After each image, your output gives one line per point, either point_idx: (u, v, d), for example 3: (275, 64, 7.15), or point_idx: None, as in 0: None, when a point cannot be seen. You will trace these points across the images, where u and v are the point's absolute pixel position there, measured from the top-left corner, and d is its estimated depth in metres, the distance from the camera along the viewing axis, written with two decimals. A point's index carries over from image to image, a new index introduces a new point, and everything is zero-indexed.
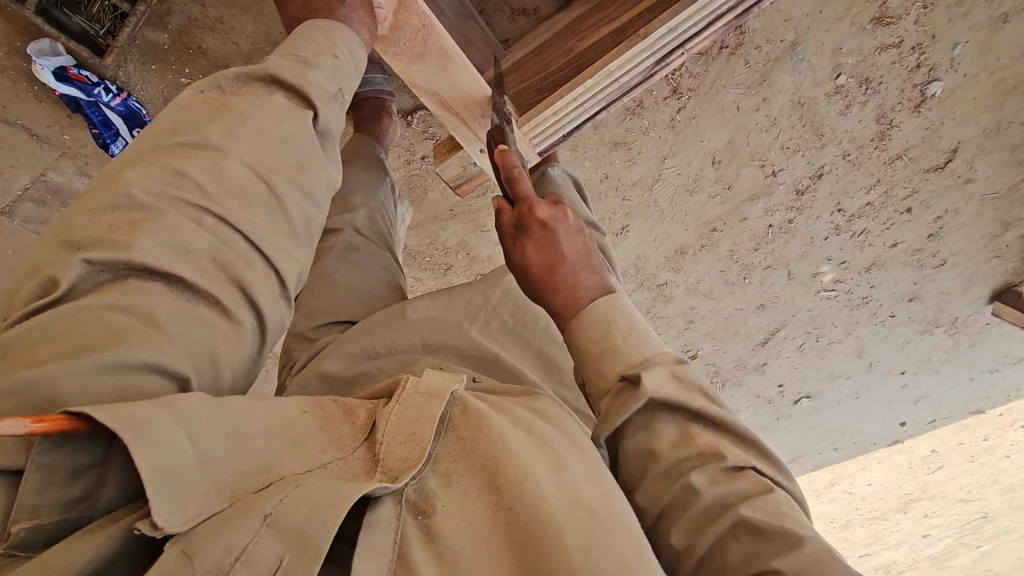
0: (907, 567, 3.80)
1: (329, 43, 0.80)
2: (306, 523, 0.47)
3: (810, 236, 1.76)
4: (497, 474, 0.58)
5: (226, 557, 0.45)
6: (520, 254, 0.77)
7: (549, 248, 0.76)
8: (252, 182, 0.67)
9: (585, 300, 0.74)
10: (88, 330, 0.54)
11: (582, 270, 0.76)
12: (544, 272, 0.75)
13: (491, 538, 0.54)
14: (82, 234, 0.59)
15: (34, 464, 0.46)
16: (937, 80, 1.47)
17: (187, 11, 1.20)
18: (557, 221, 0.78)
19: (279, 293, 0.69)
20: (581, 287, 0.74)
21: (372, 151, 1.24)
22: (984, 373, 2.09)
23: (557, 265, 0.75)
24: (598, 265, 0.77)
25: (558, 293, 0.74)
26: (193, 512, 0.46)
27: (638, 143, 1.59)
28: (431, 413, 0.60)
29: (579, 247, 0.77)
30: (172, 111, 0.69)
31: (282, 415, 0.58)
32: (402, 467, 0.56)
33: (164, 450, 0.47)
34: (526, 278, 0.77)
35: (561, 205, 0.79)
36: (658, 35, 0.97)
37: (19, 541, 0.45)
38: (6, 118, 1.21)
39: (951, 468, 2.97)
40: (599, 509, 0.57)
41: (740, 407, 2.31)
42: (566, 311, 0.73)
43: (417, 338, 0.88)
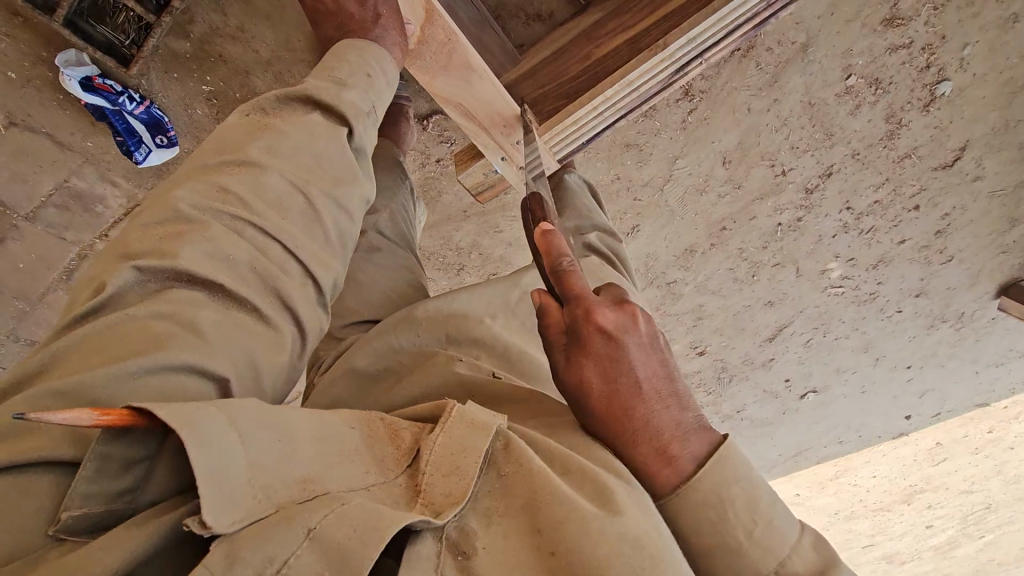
0: (909, 557, 3.84)
1: (362, 62, 0.83)
2: (344, 557, 0.46)
3: (819, 234, 1.78)
4: (540, 504, 0.55)
5: (266, 567, 0.44)
6: (578, 378, 0.65)
7: (615, 374, 0.64)
8: (290, 194, 0.70)
9: (671, 452, 0.63)
10: (139, 336, 0.55)
11: (660, 404, 0.64)
12: (613, 408, 0.63)
13: (531, 573, 0.51)
14: (133, 246, 0.61)
15: (91, 454, 0.47)
16: (946, 80, 1.48)
17: (209, 20, 1.21)
18: (625, 330, 0.65)
19: (316, 301, 0.71)
20: (666, 433, 0.63)
21: (391, 155, 1.26)
22: (990, 366, 2.11)
23: (633, 397, 0.64)
24: (678, 392, 0.66)
25: (638, 438, 0.63)
26: (241, 515, 0.46)
27: (649, 145, 1.60)
28: (476, 445, 0.58)
29: (652, 370, 0.66)
30: (219, 132, 0.73)
31: (329, 434, 0.57)
32: (444, 502, 0.54)
33: (218, 450, 0.47)
34: (588, 408, 0.65)
35: (625, 307, 0.67)
36: (677, 45, 1.00)
37: (66, 526, 0.47)
38: (33, 126, 1.23)
39: (956, 461, 3.00)
40: (648, 548, 0.53)
41: (747, 402, 2.34)
42: (655, 469, 0.62)
43: (441, 334, 0.88)
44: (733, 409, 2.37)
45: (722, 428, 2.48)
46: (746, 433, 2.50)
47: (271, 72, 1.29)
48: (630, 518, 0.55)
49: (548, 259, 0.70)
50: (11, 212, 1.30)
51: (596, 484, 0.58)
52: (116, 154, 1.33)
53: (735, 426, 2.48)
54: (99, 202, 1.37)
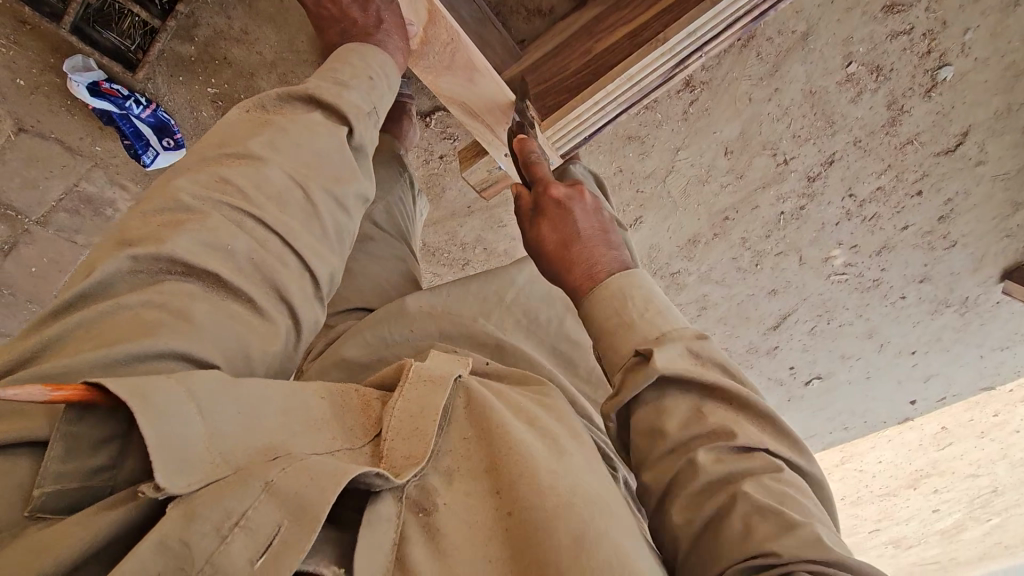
0: (916, 541, 3.88)
1: (366, 65, 0.84)
2: (302, 502, 0.48)
3: (822, 222, 1.78)
4: (499, 471, 0.58)
5: (226, 521, 0.46)
6: (535, 232, 0.83)
7: (562, 226, 0.81)
8: (291, 188, 0.70)
9: (596, 273, 0.77)
10: (122, 325, 0.55)
11: (596, 244, 0.79)
12: (557, 248, 0.80)
13: (490, 532, 0.54)
14: (132, 234, 0.61)
15: (58, 433, 0.48)
16: (948, 65, 1.48)
17: (213, 23, 1.24)
18: (571, 197, 0.83)
19: (313, 295, 0.70)
20: (595, 262, 0.78)
21: (393, 152, 1.27)
22: (995, 350, 2.11)
23: (574, 240, 0.80)
24: (615, 243, 0.81)
25: (573, 265, 0.78)
26: (198, 477, 0.47)
27: (651, 137, 1.61)
28: (434, 404, 0.61)
29: (595, 225, 0.81)
30: (220, 126, 0.73)
31: (298, 401, 0.59)
32: (404, 462, 0.56)
33: (173, 417, 0.48)
34: (541, 255, 0.82)
35: (577, 186, 0.85)
36: (677, 40, 1.01)
37: (41, 505, 0.47)
38: (42, 133, 1.26)
39: (962, 444, 3.01)
40: (601, 503, 0.57)
41: (751, 390, 2.35)
42: (583, 285, 0.77)
43: (435, 328, 0.89)
44: None
45: None
46: None
47: (275, 74, 1.31)
48: (584, 481, 0.59)
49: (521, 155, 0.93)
50: (23, 217, 1.33)
51: (556, 444, 0.63)
52: (124, 158, 1.35)
53: None
54: (108, 205, 1.39)
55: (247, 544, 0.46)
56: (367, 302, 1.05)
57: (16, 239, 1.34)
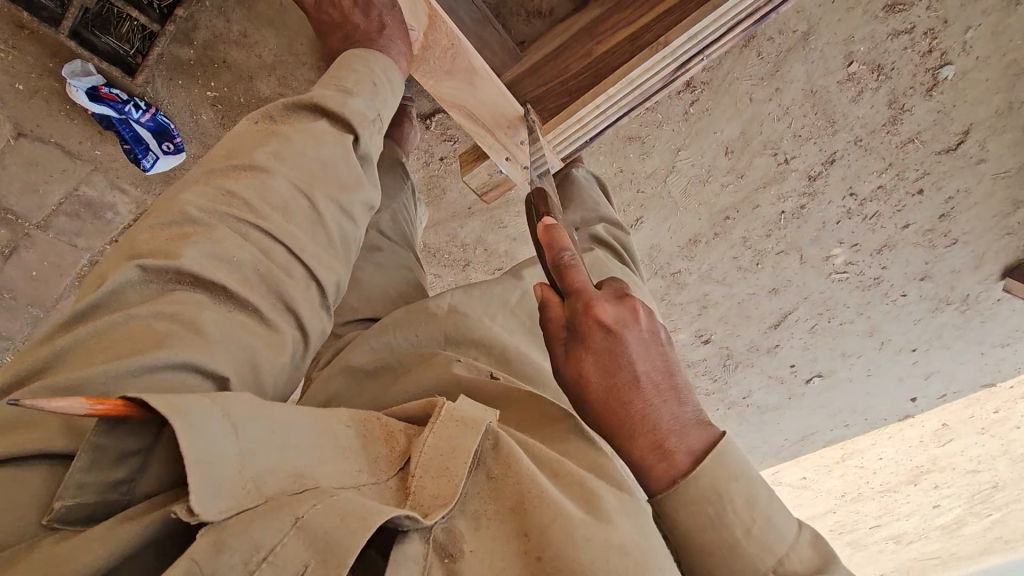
0: (916, 536, 3.88)
1: (369, 72, 0.84)
2: (331, 546, 0.48)
3: (823, 221, 1.78)
4: (527, 510, 0.58)
5: (254, 555, 0.46)
6: (577, 371, 0.62)
7: (615, 370, 0.61)
8: (295, 197, 0.70)
9: (667, 446, 0.59)
10: (133, 337, 0.55)
11: (662, 399, 0.61)
12: (610, 403, 0.60)
13: (517, 571, 0.55)
14: (141, 246, 0.61)
15: (84, 446, 0.47)
16: (949, 64, 1.48)
17: (212, 27, 1.24)
18: (626, 324, 0.62)
19: (319, 304, 0.70)
20: (667, 431, 0.60)
21: (394, 155, 1.27)
22: (995, 347, 2.12)
23: (632, 392, 0.60)
24: (682, 387, 0.63)
25: (635, 434, 0.59)
26: (229, 504, 0.47)
27: (651, 137, 1.61)
28: (465, 448, 0.60)
29: (657, 363, 0.62)
30: (225, 138, 0.73)
31: (326, 428, 0.59)
32: (432, 503, 0.56)
33: (210, 441, 0.47)
34: (587, 405, 0.62)
35: (629, 304, 0.64)
36: (678, 42, 1.00)
37: (61, 516, 0.48)
38: (41, 137, 1.25)
39: (962, 441, 3.01)
40: (633, 551, 0.57)
41: (752, 388, 2.35)
42: (649, 463, 0.59)
43: (437, 333, 0.88)
44: (738, 396, 2.39)
45: (727, 415, 2.50)
46: (751, 420, 2.52)
47: (275, 76, 1.31)
48: (617, 525, 0.58)
49: (548, 251, 0.67)
50: (24, 221, 1.32)
51: (584, 488, 0.61)
52: (124, 162, 1.34)
53: (740, 413, 2.50)
54: (109, 209, 1.38)
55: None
56: (369, 307, 1.05)
57: (17, 244, 1.34)
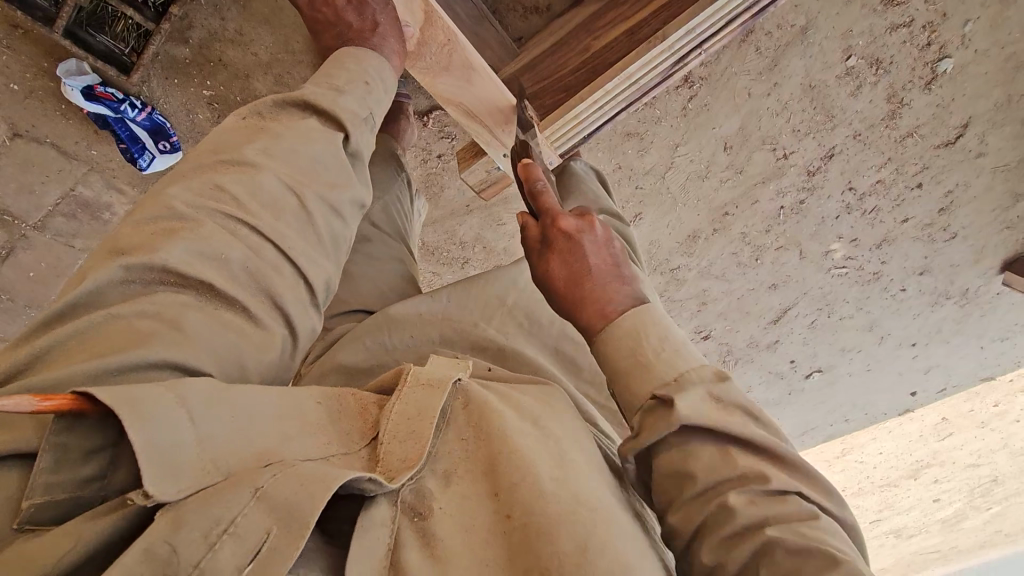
0: (917, 531, 3.89)
1: (361, 69, 0.84)
2: (292, 510, 0.48)
3: (822, 216, 1.77)
4: (495, 475, 0.58)
5: (214, 528, 0.45)
6: (544, 270, 0.76)
7: (572, 260, 0.75)
8: (285, 195, 0.69)
9: (609, 310, 0.71)
10: (115, 336, 0.55)
11: (609, 281, 0.73)
12: (568, 285, 0.74)
13: (488, 537, 0.55)
14: (125, 243, 0.61)
15: (46, 444, 0.47)
16: (948, 57, 1.47)
17: (208, 25, 1.23)
18: (582, 230, 0.77)
19: (308, 302, 0.70)
20: (609, 300, 0.72)
21: (390, 152, 1.26)
22: (994, 340, 2.11)
23: (584, 277, 0.73)
24: (628, 276, 0.75)
25: (584, 308, 0.72)
26: (187, 484, 0.47)
27: (649, 133, 1.60)
28: (432, 407, 0.60)
29: (607, 259, 0.75)
30: (213, 134, 0.72)
31: (292, 402, 0.58)
32: (400, 467, 0.56)
33: (167, 426, 0.48)
34: (550, 293, 0.75)
35: (587, 216, 0.78)
36: (676, 37, 1.00)
37: (31, 517, 0.47)
38: (37, 137, 1.25)
39: (963, 435, 3.01)
40: (600, 511, 0.58)
41: (752, 384, 2.35)
42: (596, 329, 0.71)
43: (434, 333, 0.88)
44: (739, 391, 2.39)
45: None
46: None
47: (271, 75, 1.30)
48: (583, 488, 0.60)
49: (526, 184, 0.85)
50: (21, 221, 1.32)
51: (555, 450, 0.62)
52: (121, 161, 1.34)
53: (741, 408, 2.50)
54: (106, 209, 1.38)
55: (236, 550, 0.46)
56: (367, 305, 1.04)
57: (14, 245, 1.34)
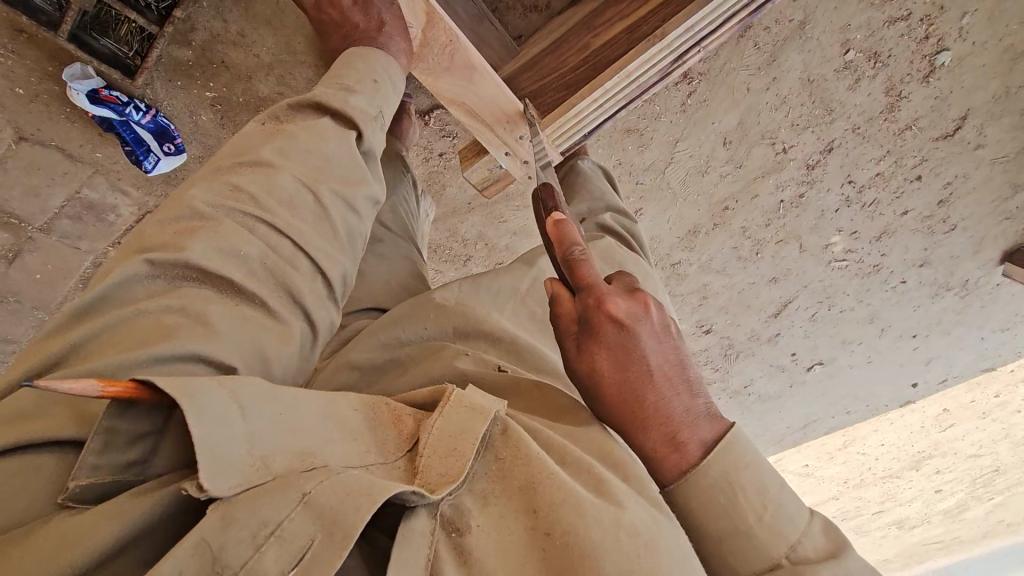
0: (918, 521, 3.92)
1: (369, 70, 0.85)
2: (337, 518, 0.47)
3: (822, 209, 1.78)
4: (537, 488, 0.57)
5: (260, 530, 0.46)
6: (590, 366, 0.63)
7: (627, 363, 0.62)
8: (299, 193, 0.70)
9: (680, 438, 0.61)
10: (144, 329, 0.56)
11: (674, 391, 0.63)
12: (623, 395, 0.62)
13: (526, 553, 0.53)
14: (148, 241, 0.62)
15: (97, 428, 0.47)
16: (946, 50, 1.48)
17: (211, 27, 1.24)
18: (637, 319, 0.63)
19: (325, 295, 0.71)
20: (678, 421, 0.61)
21: (394, 152, 1.27)
22: (994, 331, 2.13)
23: (645, 388, 0.62)
24: (692, 380, 0.64)
25: (646, 422, 0.61)
26: (237, 481, 0.48)
27: (649, 129, 1.61)
28: (474, 429, 0.60)
29: (666, 357, 0.64)
30: (236, 139, 0.74)
31: (333, 412, 0.59)
32: (440, 480, 0.56)
33: (217, 422, 0.48)
34: (599, 396, 0.64)
35: (638, 296, 0.65)
36: (675, 35, 1.01)
37: (75, 496, 0.48)
38: (42, 140, 1.26)
39: (963, 426, 3.03)
40: (647, 535, 0.55)
41: (754, 377, 2.36)
42: (662, 454, 0.61)
43: (448, 326, 0.87)
44: (740, 385, 2.41)
45: (729, 405, 2.52)
46: (754, 409, 2.54)
47: (273, 76, 1.32)
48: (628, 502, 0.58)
49: (557, 245, 0.67)
50: (27, 224, 1.33)
51: (592, 474, 0.60)
52: (125, 163, 1.35)
53: (743, 402, 2.51)
54: (111, 211, 1.39)
55: (281, 554, 0.46)
56: (374, 302, 1.05)
57: (20, 248, 1.35)
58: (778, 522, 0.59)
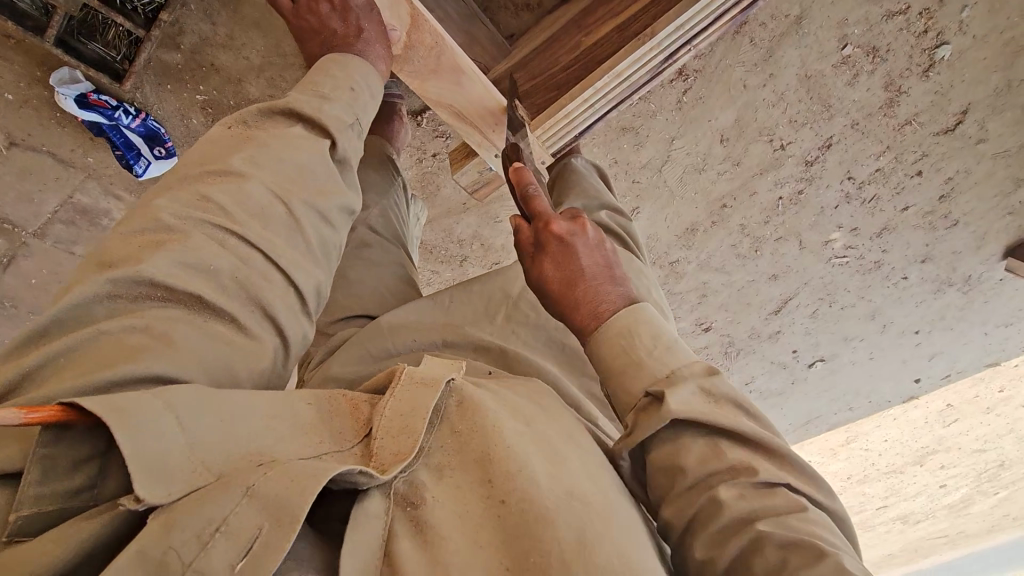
0: (923, 515, 3.91)
1: (348, 76, 0.84)
2: (283, 504, 0.48)
3: (821, 206, 1.77)
4: (490, 463, 0.57)
5: (206, 527, 0.46)
6: (538, 273, 0.76)
7: (567, 263, 0.75)
8: (271, 204, 0.69)
9: (603, 315, 0.72)
10: (105, 351, 0.55)
11: (602, 284, 0.74)
12: (562, 288, 0.74)
13: (480, 520, 0.54)
14: (113, 256, 0.61)
15: (35, 455, 0.47)
16: (945, 44, 1.46)
17: (198, 30, 1.23)
18: (574, 236, 0.76)
19: (299, 309, 0.70)
20: (602, 302, 0.72)
21: (383, 154, 1.26)
22: (999, 326, 2.10)
23: (576, 279, 0.74)
24: (618, 276, 0.76)
25: (578, 306, 0.73)
26: (178, 487, 0.47)
27: (645, 127, 1.59)
28: (425, 404, 0.60)
29: (598, 261, 0.76)
30: (203, 142, 0.73)
31: (284, 406, 0.58)
32: (392, 460, 0.56)
33: (151, 433, 0.47)
34: (543, 294, 0.75)
35: (579, 220, 0.78)
36: (666, 34, 1.00)
37: (19, 529, 0.47)
38: (33, 145, 1.26)
39: (969, 421, 3.00)
40: (594, 503, 0.58)
41: (755, 374, 2.35)
42: (586, 324, 0.72)
43: (436, 338, 0.87)
44: (740, 382, 2.39)
45: None
46: (755, 406, 2.53)
47: (263, 78, 1.31)
48: (584, 484, 0.59)
49: (518, 187, 0.82)
50: (21, 229, 1.34)
51: (550, 449, 0.61)
52: (117, 168, 1.34)
53: (744, 400, 2.50)
54: (105, 215, 1.39)
55: (229, 547, 0.46)
56: (363, 307, 1.05)
57: (15, 253, 1.36)
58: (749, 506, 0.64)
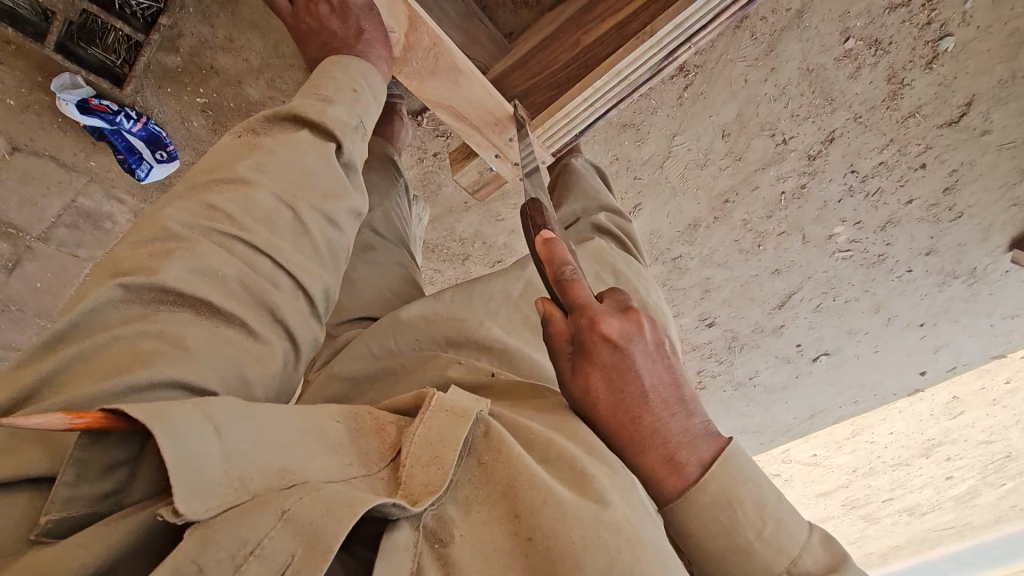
0: (929, 507, 3.90)
1: (349, 78, 0.84)
2: (318, 533, 0.47)
3: (824, 200, 1.76)
4: (516, 496, 0.56)
5: (240, 549, 0.45)
6: (584, 387, 0.62)
7: (624, 384, 0.61)
8: (277, 209, 0.70)
9: (678, 458, 0.61)
10: (120, 358, 0.55)
11: (669, 412, 0.62)
12: (620, 418, 0.61)
13: (509, 556, 0.53)
14: (123, 263, 0.61)
15: (70, 459, 0.47)
16: (949, 36, 1.44)
17: (197, 33, 1.23)
18: (630, 339, 0.61)
19: (308, 312, 0.71)
20: (676, 444, 0.61)
21: (384, 155, 1.26)
22: (1005, 318, 2.10)
23: (638, 405, 0.61)
24: (686, 397, 0.63)
25: (642, 444, 0.60)
26: (215, 503, 0.47)
27: (646, 123, 1.59)
28: (456, 434, 0.59)
29: (661, 375, 0.62)
30: (212, 151, 0.73)
31: (312, 425, 0.58)
32: (421, 491, 0.55)
33: (192, 443, 0.47)
34: (593, 417, 0.62)
35: (632, 316, 0.63)
36: (666, 32, 0.99)
37: (47, 530, 0.47)
38: (36, 151, 1.26)
39: (974, 413, 3.00)
40: (625, 530, 0.54)
41: (759, 368, 2.35)
42: (662, 476, 0.60)
43: (440, 335, 0.87)
44: (744, 376, 2.39)
45: (734, 396, 2.51)
46: (760, 401, 2.52)
47: (263, 79, 1.31)
48: (613, 505, 0.56)
49: (548, 263, 0.65)
50: (26, 234, 1.35)
51: (574, 471, 0.60)
52: (119, 171, 1.35)
53: (748, 395, 2.50)
54: (108, 218, 1.40)
55: (261, 571, 0.45)
56: (366, 309, 1.05)
57: (20, 256, 1.37)
58: (777, 537, 0.61)
